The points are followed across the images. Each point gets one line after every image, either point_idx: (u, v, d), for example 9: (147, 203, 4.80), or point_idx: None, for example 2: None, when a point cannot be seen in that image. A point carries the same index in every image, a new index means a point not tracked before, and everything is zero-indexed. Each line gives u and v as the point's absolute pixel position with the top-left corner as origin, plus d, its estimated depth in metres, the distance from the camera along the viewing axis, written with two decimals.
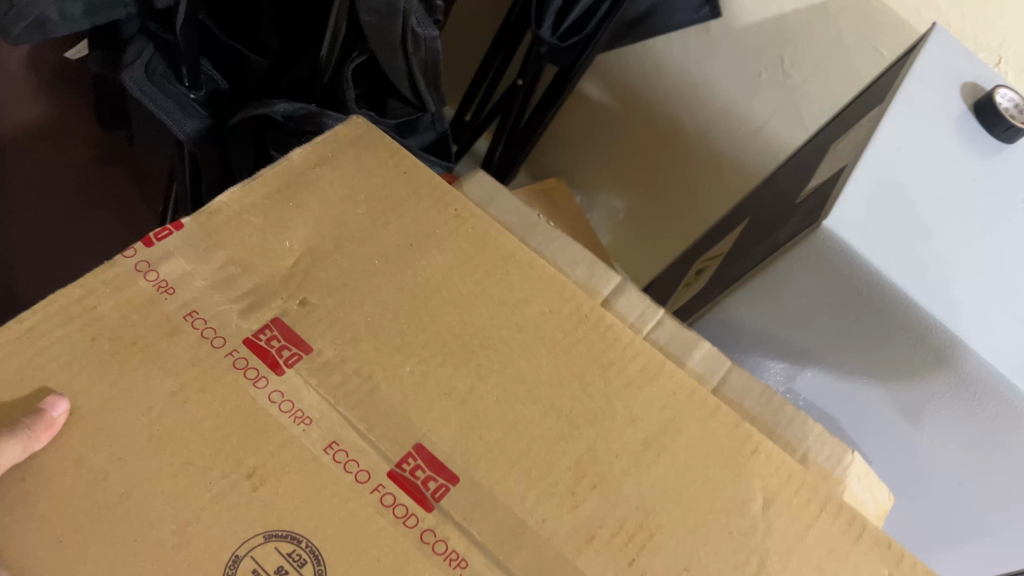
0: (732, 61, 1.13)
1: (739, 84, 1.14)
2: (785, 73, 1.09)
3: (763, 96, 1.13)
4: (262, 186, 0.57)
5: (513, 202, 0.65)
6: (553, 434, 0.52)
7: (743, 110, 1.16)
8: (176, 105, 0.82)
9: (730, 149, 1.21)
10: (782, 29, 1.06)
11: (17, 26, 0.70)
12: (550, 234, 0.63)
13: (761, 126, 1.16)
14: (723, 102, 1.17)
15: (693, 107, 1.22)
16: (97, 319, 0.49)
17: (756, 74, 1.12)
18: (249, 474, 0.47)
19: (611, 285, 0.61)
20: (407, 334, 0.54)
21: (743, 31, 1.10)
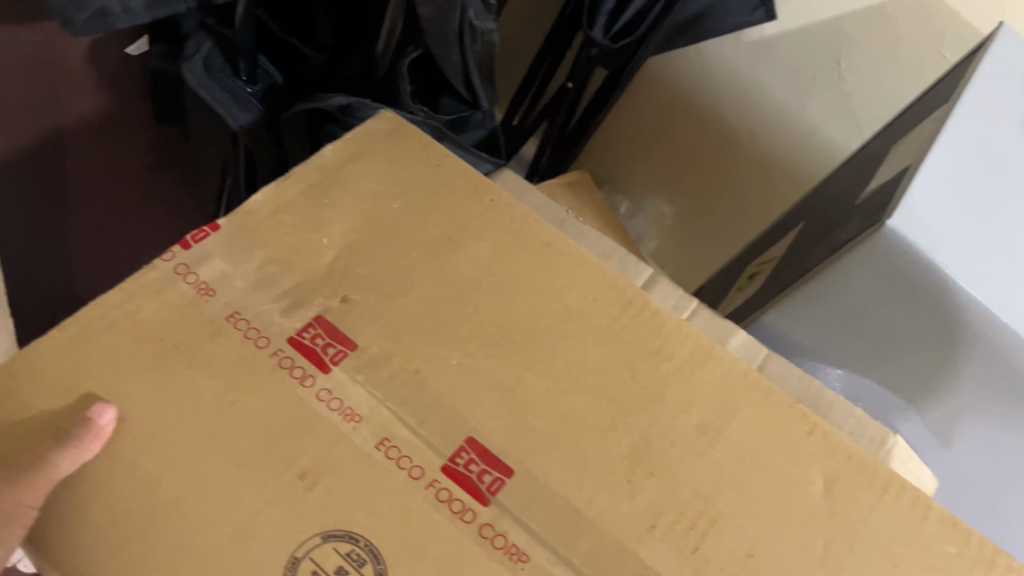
0: (782, 63, 1.11)
1: (792, 88, 1.12)
2: (842, 76, 1.07)
3: (818, 100, 1.10)
4: (296, 184, 0.54)
5: (541, 201, 0.72)
6: (605, 423, 0.49)
7: (794, 113, 1.14)
8: (231, 97, 0.78)
9: (781, 153, 1.18)
10: (838, 32, 1.04)
11: (80, 16, 0.64)
12: (577, 227, 0.70)
13: (813, 130, 1.12)
14: (775, 106, 1.15)
15: (744, 112, 1.19)
16: (139, 325, 0.46)
17: (806, 76, 1.10)
18: (302, 474, 0.43)
19: (643, 277, 0.65)
20: (450, 326, 0.51)
21: (795, 35, 1.08)
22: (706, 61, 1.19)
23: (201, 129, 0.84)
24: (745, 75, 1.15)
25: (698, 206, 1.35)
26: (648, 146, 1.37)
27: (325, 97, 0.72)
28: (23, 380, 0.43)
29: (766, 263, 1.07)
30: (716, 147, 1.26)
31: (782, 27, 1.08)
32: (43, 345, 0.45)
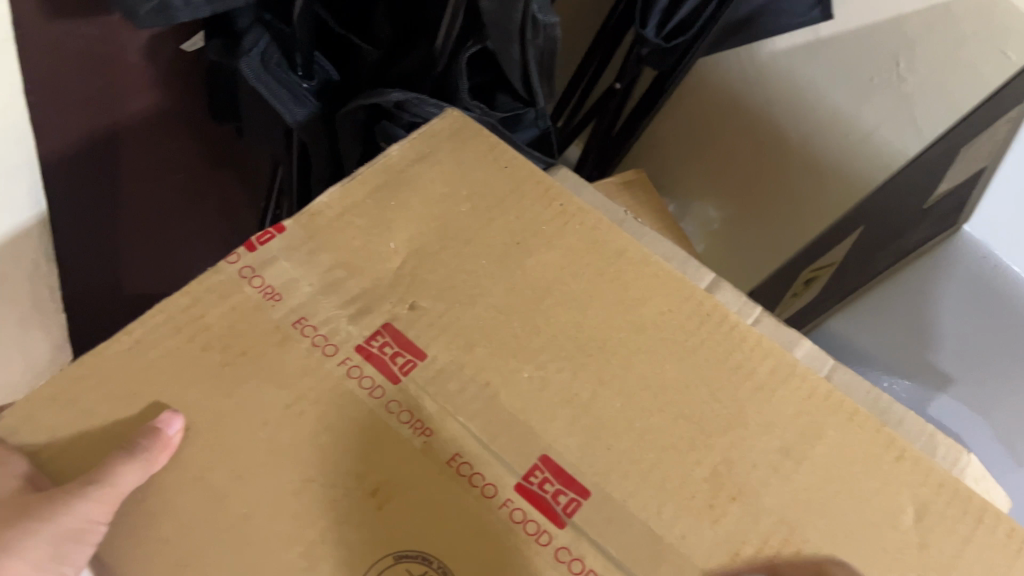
0: (838, 62, 1.04)
1: (847, 91, 1.05)
2: (900, 78, 1.00)
3: (875, 104, 1.03)
4: (362, 185, 0.53)
5: (596, 198, 0.66)
6: (684, 444, 0.47)
7: (849, 114, 1.06)
8: (288, 93, 0.74)
9: (832, 158, 1.11)
10: (898, 34, 0.98)
11: (142, 8, 0.60)
12: (636, 228, 0.64)
13: (869, 133, 1.06)
14: (829, 108, 1.08)
15: (800, 111, 1.11)
16: (204, 329, 0.45)
17: (865, 76, 1.03)
18: (373, 490, 0.42)
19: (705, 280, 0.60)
20: (522, 337, 0.49)
21: (855, 35, 1.01)
22: (762, 60, 1.12)
23: (252, 125, 0.81)
24: (799, 74, 1.09)
25: (754, 208, 1.26)
26: (699, 146, 1.29)
27: (382, 92, 0.69)
28: (85, 386, 0.42)
29: (821, 269, 1.01)
30: (771, 147, 1.18)
31: (838, 27, 1.02)
32: (108, 349, 0.43)
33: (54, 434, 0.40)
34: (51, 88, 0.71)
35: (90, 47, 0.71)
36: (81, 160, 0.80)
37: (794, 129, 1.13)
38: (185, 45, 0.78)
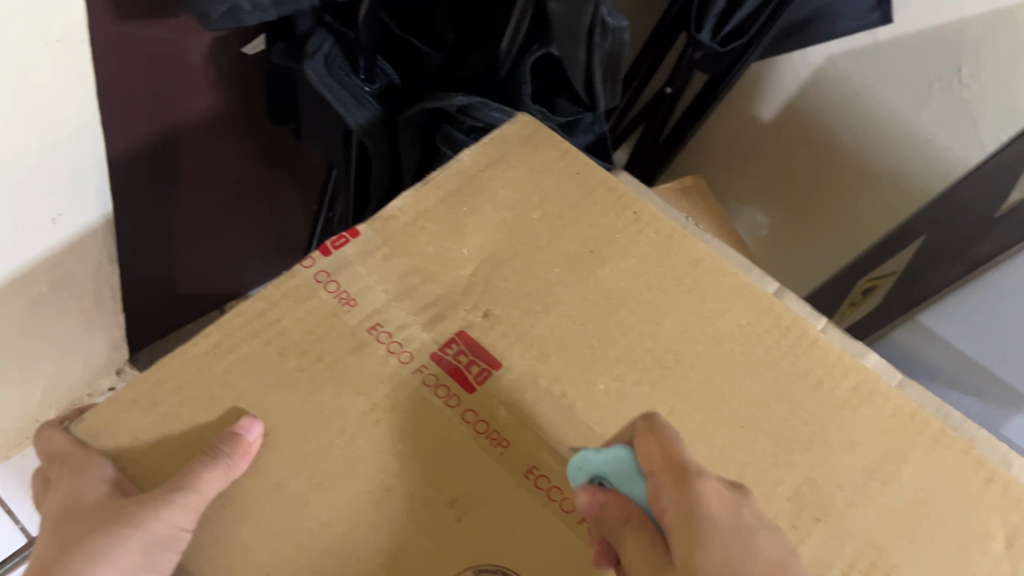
0: (896, 67, 0.98)
1: (907, 95, 0.99)
2: (962, 83, 0.94)
3: (935, 108, 0.97)
4: (435, 190, 0.52)
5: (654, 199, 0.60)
6: (766, 461, 0.46)
7: (908, 119, 1.01)
8: (350, 95, 0.73)
9: (890, 161, 1.05)
10: (960, 38, 0.91)
11: (214, 10, 0.59)
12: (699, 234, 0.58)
13: (928, 139, 1.00)
14: (887, 114, 1.02)
15: (855, 116, 1.06)
16: (281, 334, 0.44)
17: (925, 81, 0.97)
18: (452, 502, 0.41)
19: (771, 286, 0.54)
20: (597, 348, 0.48)
21: (915, 40, 0.95)
22: (814, 66, 1.06)
23: (311, 127, 0.80)
24: (854, 79, 1.03)
25: (805, 214, 1.20)
26: (747, 153, 1.23)
27: (446, 95, 0.68)
28: (165, 390, 0.41)
29: (880, 279, 0.96)
30: (823, 153, 1.12)
31: (895, 31, 0.96)
32: (186, 353, 0.43)
33: (135, 438, 0.40)
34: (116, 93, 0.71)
35: (157, 49, 0.70)
36: (144, 162, 0.80)
37: (848, 133, 1.08)
38: (247, 49, 0.78)
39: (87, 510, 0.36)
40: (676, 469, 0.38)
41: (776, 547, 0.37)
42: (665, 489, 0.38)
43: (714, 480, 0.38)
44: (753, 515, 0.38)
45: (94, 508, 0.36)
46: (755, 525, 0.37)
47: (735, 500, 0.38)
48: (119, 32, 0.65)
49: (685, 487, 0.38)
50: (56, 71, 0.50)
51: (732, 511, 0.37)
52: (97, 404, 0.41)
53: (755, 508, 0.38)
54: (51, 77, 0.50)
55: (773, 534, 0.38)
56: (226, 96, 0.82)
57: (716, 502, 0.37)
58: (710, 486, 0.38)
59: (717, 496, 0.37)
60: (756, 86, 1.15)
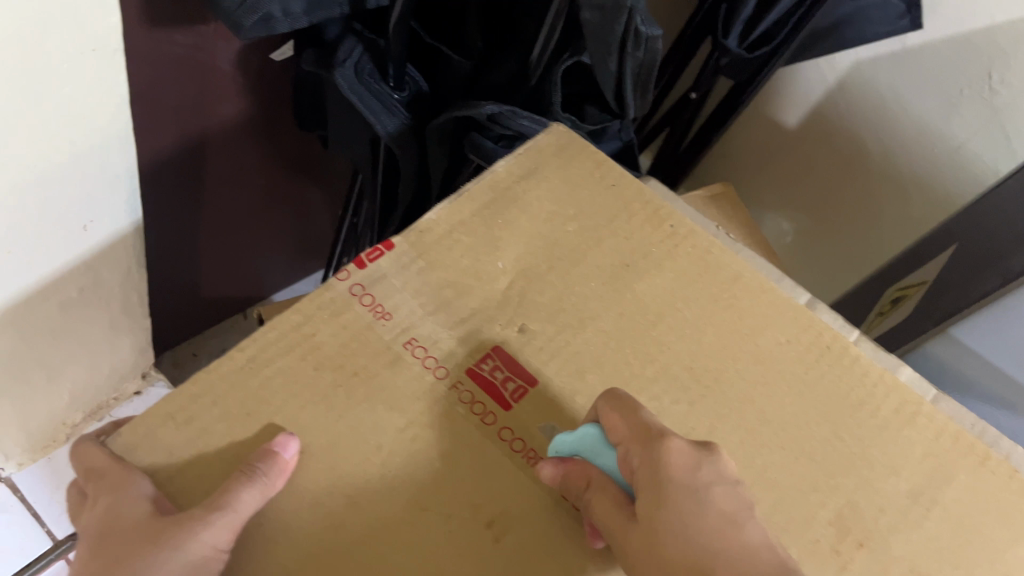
0: (927, 71, 0.94)
1: (935, 101, 0.94)
2: (992, 90, 0.89)
3: (964, 116, 0.93)
4: (470, 202, 0.51)
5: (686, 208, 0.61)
6: (807, 484, 0.45)
7: (938, 125, 0.95)
8: (379, 103, 0.71)
9: (916, 169, 1.00)
10: (991, 43, 0.86)
11: (247, 20, 0.58)
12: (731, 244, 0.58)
13: (959, 146, 0.95)
14: (914, 120, 0.97)
15: (881, 122, 1.01)
16: (317, 348, 0.44)
17: (957, 86, 0.92)
18: (489, 522, 0.41)
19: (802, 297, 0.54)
20: (635, 366, 0.47)
21: (946, 44, 0.90)
22: (840, 71, 1.03)
23: (337, 134, 0.79)
24: (883, 83, 0.99)
25: (829, 220, 1.15)
26: (773, 156, 1.20)
27: (475, 103, 0.67)
28: (201, 405, 0.41)
29: (910, 287, 0.89)
30: (849, 158, 1.08)
31: (926, 35, 0.91)
32: (222, 367, 0.43)
33: (171, 453, 0.40)
34: (143, 97, 0.70)
35: (185, 56, 0.69)
36: (172, 165, 0.81)
37: (874, 140, 1.04)
38: (275, 54, 0.77)
39: (128, 532, 0.36)
40: (643, 433, 0.40)
41: (733, 502, 0.38)
42: (634, 452, 0.39)
43: (679, 438, 0.39)
44: (714, 473, 0.38)
45: (134, 530, 0.36)
46: (714, 482, 0.38)
47: (696, 458, 0.39)
48: (150, 39, 0.65)
49: (649, 449, 0.39)
50: (90, 70, 0.48)
51: (692, 468, 0.38)
52: (133, 418, 0.41)
53: (720, 465, 0.39)
54: (85, 77, 0.48)
55: (733, 491, 0.38)
56: (253, 104, 0.82)
57: (675, 461, 0.38)
58: (674, 445, 0.39)
59: (678, 456, 0.38)
60: (782, 90, 1.11)
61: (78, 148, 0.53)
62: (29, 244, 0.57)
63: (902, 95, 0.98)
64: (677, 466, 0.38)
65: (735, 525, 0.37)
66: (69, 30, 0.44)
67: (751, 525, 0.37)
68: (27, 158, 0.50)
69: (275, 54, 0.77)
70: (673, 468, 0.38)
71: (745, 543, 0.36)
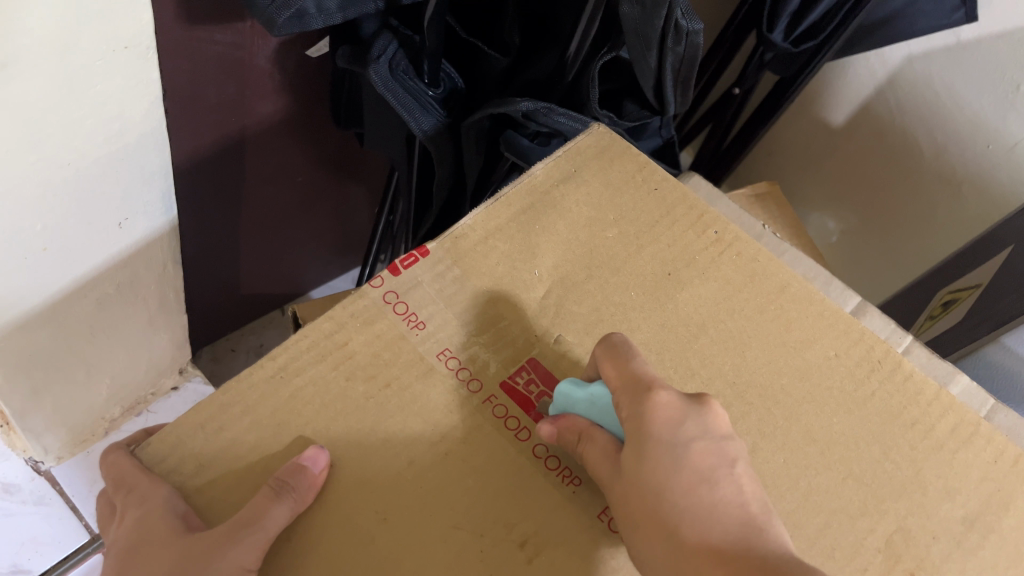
0: (983, 67, 0.89)
1: (992, 96, 0.89)
2: None
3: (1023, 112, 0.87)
4: (507, 207, 0.50)
5: (733, 208, 0.62)
6: (855, 508, 0.43)
7: (992, 123, 0.90)
8: (415, 100, 0.69)
9: (969, 168, 0.95)
10: None
11: (280, 16, 0.56)
12: (777, 245, 0.59)
13: (1012, 146, 0.90)
14: (968, 116, 0.93)
15: (934, 119, 0.97)
16: (349, 358, 0.43)
17: (1012, 83, 0.87)
18: (522, 543, 0.40)
19: (851, 305, 0.54)
20: (675, 380, 0.46)
21: (1002, 39, 0.85)
22: (894, 64, 0.98)
23: (373, 129, 0.78)
24: (936, 80, 0.94)
25: (879, 221, 1.11)
26: (821, 154, 1.16)
27: (511, 100, 0.64)
28: (232, 414, 0.41)
29: (963, 290, 0.85)
30: (901, 157, 1.03)
31: (982, 30, 0.87)
32: (252, 376, 0.42)
33: (201, 464, 0.39)
34: (180, 95, 0.70)
35: (222, 53, 0.69)
36: (210, 163, 0.81)
37: (926, 137, 0.99)
38: (311, 51, 0.76)
39: (160, 548, 0.36)
40: (632, 384, 0.39)
41: (713, 457, 0.37)
42: (623, 403, 0.39)
43: (667, 391, 0.38)
44: (698, 427, 0.37)
45: (164, 547, 0.36)
46: (697, 436, 0.37)
47: (683, 411, 0.38)
48: (188, 38, 0.64)
49: (636, 401, 0.38)
50: (119, 69, 0.47)
51: (675, 423, 0.37)
52: (164, 427, 0.40)
53: (707, 419, 0.38)
54: (113, 75, 0.47)
55: (716, 446, 0.37)
56: (290, 100, 0.81)
57: (659, 416, 0.37)
58: (661, 399, 0.38)
59: (664, 410, 0.37)
60: (832, 85, 1.08)
61: (114, 146, 0.52)
62: (66, 244, 0.57)
63: (957, 91, 0.93)
64: (661, 420, 0.37)
65: (709, 481, 0.36)
66: (102, 24, 0.43)
67: (726, 482, 0.36)
68: (57, 158, 0.49)
69: (311, 52, 0.76)
70: (656, 422, 0.37)
71: (714, 498, 0.36)
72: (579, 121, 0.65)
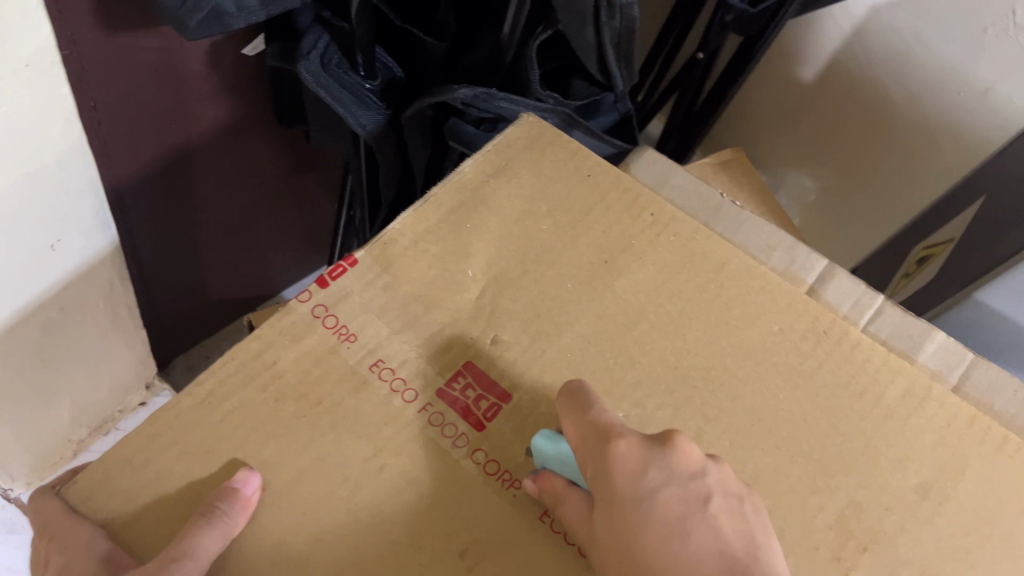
0: (949, 13, 0.87)
1: (961, 42, 0.88)
2: (1019, 25, 0.82)
3: (991, 53, 0.86)
4: (436, 208, 0.49)
5: (688, 181, 0.59)
6: (805, 485, 0.42)
7: (963, 70, 0.89)
8: (352, 96, 0.66)
9: (944, 115, 0.93)
10: None
11: (193, 18, 0.53)
12: (738, 215, 0.57)
13: (985, 90, 0.88)
14: (938, 65, 0.91)
15: (901, 71, 0.95)
16: (278, 377, 0.42)
17: (980, 25, 0.85)
18: (462, 552, 0.39)
19: (816, 272, 0.53)
20: (616, 371, 0.45)
21: None
22: (858, 18, 0.96)
23: (321, 128, 0.77)
24: (904, 29, 0.92)
25: (857, 179, 1.09)
26: (789, 115, 1.14)
27: (448, 88, 0.61)
28: (158, 446, 0.40)
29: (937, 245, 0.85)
30: (874, 113, 1.01)
31: None
32: (179, 405, 0.41)
33: (128, 499, 0.39)
34: (117, 107, 0.68)
35: (152, 61, 0.67)
36: (158, 175, 0.80)
37: (896, 89, 0.97)
38: (248, 50, 0.74)
39: None
40: (594, 438, 0.38)
41: (680, 504, 0.35)
42: (587, 462, 0.38)
43: (628, 440, 0.37)
44: (663, 473, 0.35)
45: None
46: (662, 484, 0.35)
47: (644, 459, 0.36)
48: (115, 49, 0.63)
49: (597, 458, 0.37)
50: (24, 87, 0.46)
51: (637, 474, 0.36)
52: (90, 464, 0.40)
53: (672, 462, 0.36)
54: (18, 96, 0.46)
55: (684, 489, 0.35)
56: (232, 104, 0.79)
57: (620, 469, 0.36)
58: (620, 449, 0.36)
59: (623, 462, 0.36)
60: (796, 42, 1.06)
61: (34, 168, 0.51)
62: None
63: (922, 39, 0.91)
64: (622, 474, 0.36)
65: (681, 533, 0.34)
66: None
67: (700, 529, 0.34)
68: None
69: (248, 51, 0.73)
70: (617, 477, 0.36)
71: (688, 553, 0.33)
72: (520, 104, 0.63)
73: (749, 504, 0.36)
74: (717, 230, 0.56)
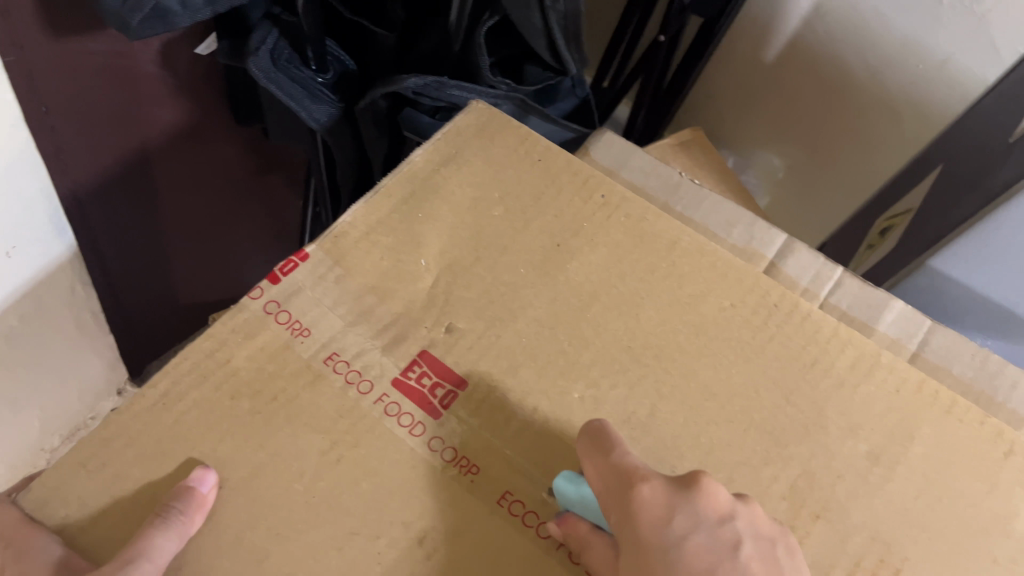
0: None
1: (917, 14, 0.87)
2: None
3: (946, 25, 0.86)
4: (386, 200, 0.49)
5: (648, 161, 0.60)
6: (759, 457, 0.43)
7: (919, 41, 0.89)
8: (304, 90, 0.65)
9: (904, 85, 0.94)
10: None
11: (135, 18, 0.53)
12: (697, 193, 0.57)
13: (944, 60, 0.88)
14: (895, 38, 0.90)
15: (860, 44, 0.95)
16: (233, 375, 0.42)
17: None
18: (420, 539, 0.39)
19: (775, 247, 0.54)
20: (570, 353, 0.45)
21: None
22: None
23: (276, 124, 0.76)
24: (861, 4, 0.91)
25: (823, 155, 1.10)
26: (750, 94, 1.14)
27: (397, 78, 0.61)
28: (112, 449, 0.40)
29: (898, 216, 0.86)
30: (835, 87, 1.01)
31: None
32: (133, 407, 0.41)
33: (84, 503, 0.39)
34: (70, 112, 0.67)
35: (102, 64, 0.66)
36: (117, 179, 0.79)
37: (856, 62, 0.97)
38: (201, 49, 0.73)
39: None
40: (616, 481, 0.38)
41: (711, 554, 0.35)
42: (611, 507, 0.37)
43: (652, 484, 0.37)
44: (689, 520, 0.36)
45: None
46: (689, 532, 0.35)
47: (670, 505, 0.36)
48: (63, 53, 0.62)
49: (621, 503, 0.37)
50: None
51: (663, 522, 0.36)
52: (45, 470, 0.40)
53: (698, 508, 0.36)
54: None
55: (712, 537, 0.35)
56: (188, 104, 0.79)
57: (647, 516, 0.36)
58: (647, 495, 0.36)
59: (650, 508, 0.36)
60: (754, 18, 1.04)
61: None
62: None
63: (879, 12, 0.90)
64: (648, 522, 0.36)
65: None
66: None
67: None
68: None
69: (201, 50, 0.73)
70: (643, 524, 0.36)
71: None
72: (472, 91, 0.63)
73: (780, 545, 0.37)
74: (679, 208, 0.57)
